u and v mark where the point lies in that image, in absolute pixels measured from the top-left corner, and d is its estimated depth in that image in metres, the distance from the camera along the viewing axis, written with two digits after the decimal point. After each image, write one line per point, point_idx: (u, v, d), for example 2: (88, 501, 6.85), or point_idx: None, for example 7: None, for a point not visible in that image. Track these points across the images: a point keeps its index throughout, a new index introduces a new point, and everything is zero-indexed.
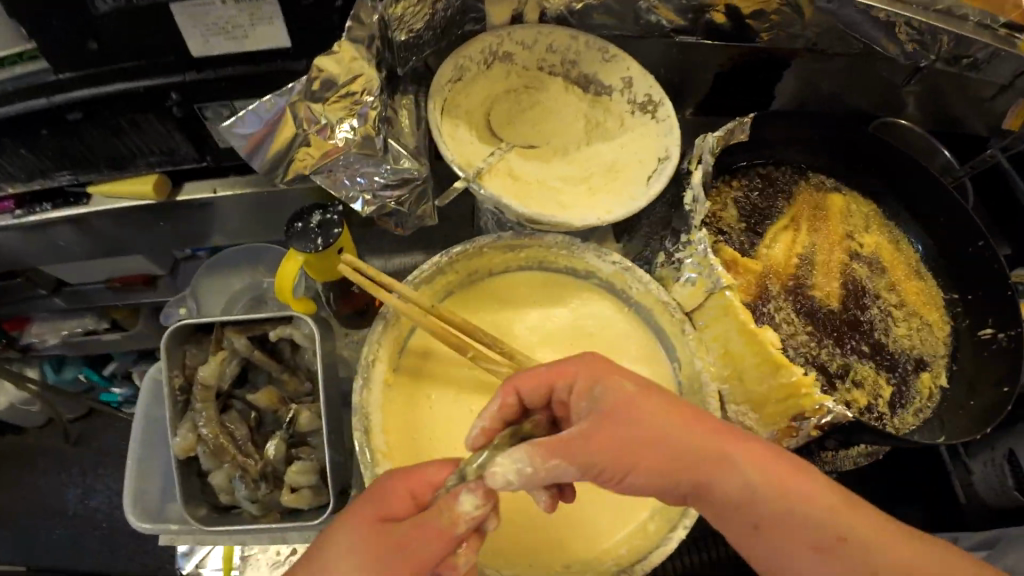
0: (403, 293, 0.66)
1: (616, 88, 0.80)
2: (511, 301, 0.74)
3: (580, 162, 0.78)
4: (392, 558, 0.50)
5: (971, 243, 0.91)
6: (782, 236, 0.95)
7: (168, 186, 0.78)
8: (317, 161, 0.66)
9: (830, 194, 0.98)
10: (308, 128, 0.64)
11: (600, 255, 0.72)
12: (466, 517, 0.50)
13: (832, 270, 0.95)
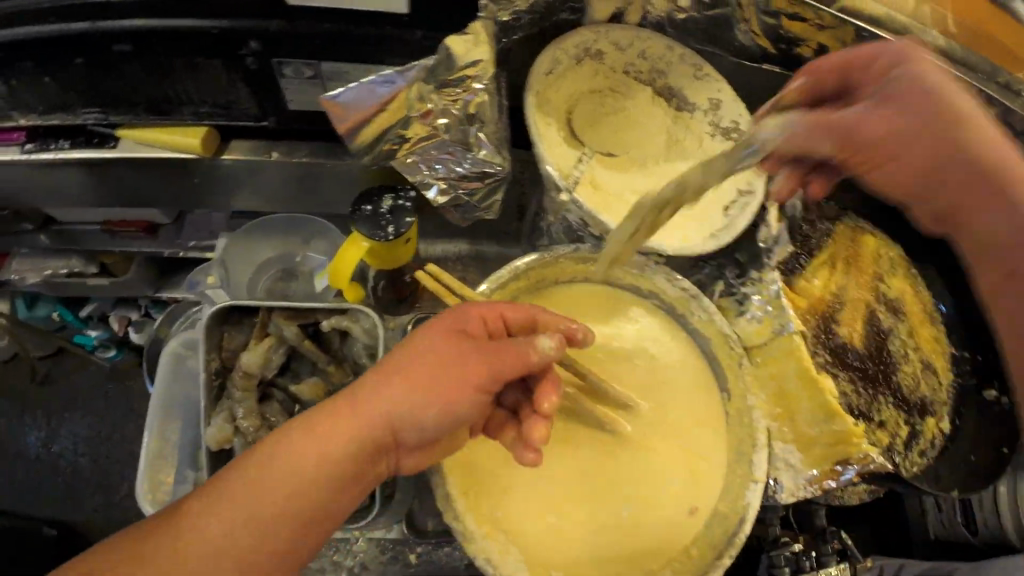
0: (480, 305, 0.63)
1: (701, 108, 0.77)
2: (573, 314, 0.70)
3: (657, 178, 0.75)
4: (462, 373, 0.54)
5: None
6: (815, 270, 0.84)
7: (216, 141, 0.71)
8: (410, 144, 0.61)
9: (860, 232, 0.88)
10: (415, 112, 0.58)
11: (669, 279, 0.70)
12: (543, 356, 0.56)
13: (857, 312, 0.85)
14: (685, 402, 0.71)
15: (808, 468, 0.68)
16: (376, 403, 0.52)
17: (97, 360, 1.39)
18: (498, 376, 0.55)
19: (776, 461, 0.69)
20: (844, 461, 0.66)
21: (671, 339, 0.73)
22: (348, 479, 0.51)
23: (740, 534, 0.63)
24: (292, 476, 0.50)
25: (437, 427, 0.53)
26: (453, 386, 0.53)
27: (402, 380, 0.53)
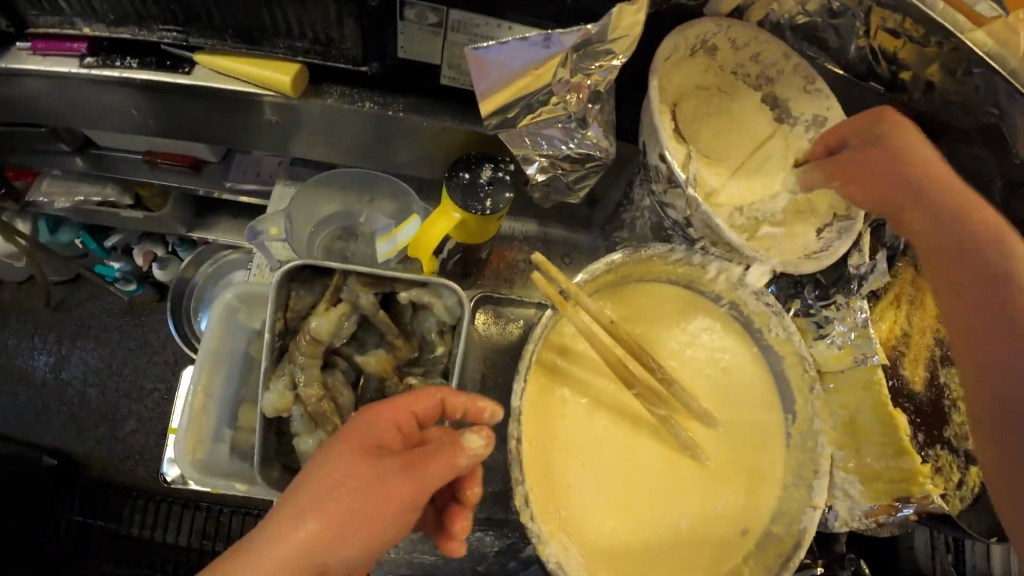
0: (587, 305, 0.60)
1: (803, 122, 0.72)
2: (652, 316, 0.68)
3: (756, 187, 0.72)
4: (391, 499, 0.45)
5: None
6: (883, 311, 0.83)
7: (304, 84, 0.66)
8: (529, 114, 0.57)
9: None
10: (559, 80, 0.54)
11: (756, 294, 0.66)
12: (473, 455, 0.49)
13: (919, 352, 0.84)
14: (750, 419, 0.69)
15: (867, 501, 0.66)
16: (288, 550, 0.42)
17: (116, 292, 1.33)
18: (423, 492, 0.47)
19: (834, 489, 0.67)
20: (904, 499, 0.64)
21: (745, 353, 0.71)
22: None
23: (796, 559, 0.62)
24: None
25: (356, 558, 0.45)
26: (375, 514, 0.45)
27: (327, 510, 0.44)
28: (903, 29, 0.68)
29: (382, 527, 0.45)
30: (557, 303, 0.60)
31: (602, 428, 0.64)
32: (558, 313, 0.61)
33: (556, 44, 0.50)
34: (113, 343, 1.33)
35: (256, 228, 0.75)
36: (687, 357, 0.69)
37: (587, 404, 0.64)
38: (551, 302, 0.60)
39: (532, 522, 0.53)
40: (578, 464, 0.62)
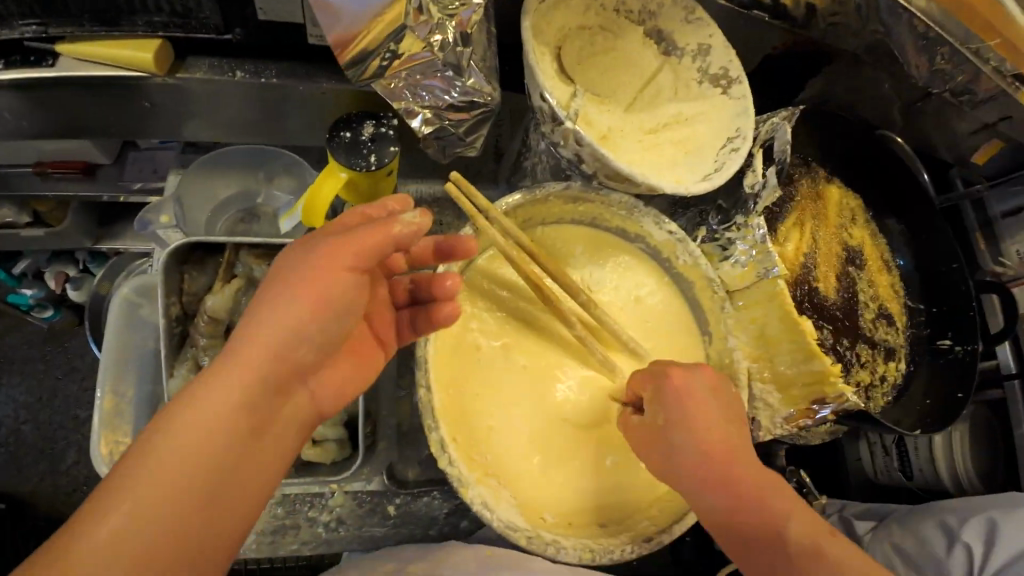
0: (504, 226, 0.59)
1: (689, 52, 0.74)
2: (560, 252, 0.69)
3: (649, 122, 0.73)
4: (331, 272, 0.45)
5: (946, 262, 0.98)
6: (795, 235, 0.93)
7: (168, 58, 0.63)
8: (396, 61, 0.56)
9: (829, 185, 0.98)
10: (409, 22, 0.52)
11: (657, 223, 0.68)
12: (413, 230, 0.46)
13: (831, 264, 0.96)
14: (671, 348, 0.71)
15: (785, 407, 0.69)
16: (248, 346, 0.43)
17: (31, 320, 1.25)
18: (362, 262, 0.46)
19: (755, 401, 0.70)
20: (820, 400, 0.67)
21: (657, 283, 0.73)
22: (263, 417, 0.44)
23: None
24: (191, 448, 0.40)
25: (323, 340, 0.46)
26: (318, 291, 0.44)
27: (278, 298, 0.44)
28: None
29: (329, 299, 0.45)
30: (472, 218, 0.57)
31: (529, 368, 0.63)
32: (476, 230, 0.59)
33: None
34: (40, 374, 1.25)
35: (149, 223, 0.74)
36: (601, 292, 0.70)
37: (505, 349, 0.63)
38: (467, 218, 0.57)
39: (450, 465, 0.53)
40: (506, 408, 0.61)
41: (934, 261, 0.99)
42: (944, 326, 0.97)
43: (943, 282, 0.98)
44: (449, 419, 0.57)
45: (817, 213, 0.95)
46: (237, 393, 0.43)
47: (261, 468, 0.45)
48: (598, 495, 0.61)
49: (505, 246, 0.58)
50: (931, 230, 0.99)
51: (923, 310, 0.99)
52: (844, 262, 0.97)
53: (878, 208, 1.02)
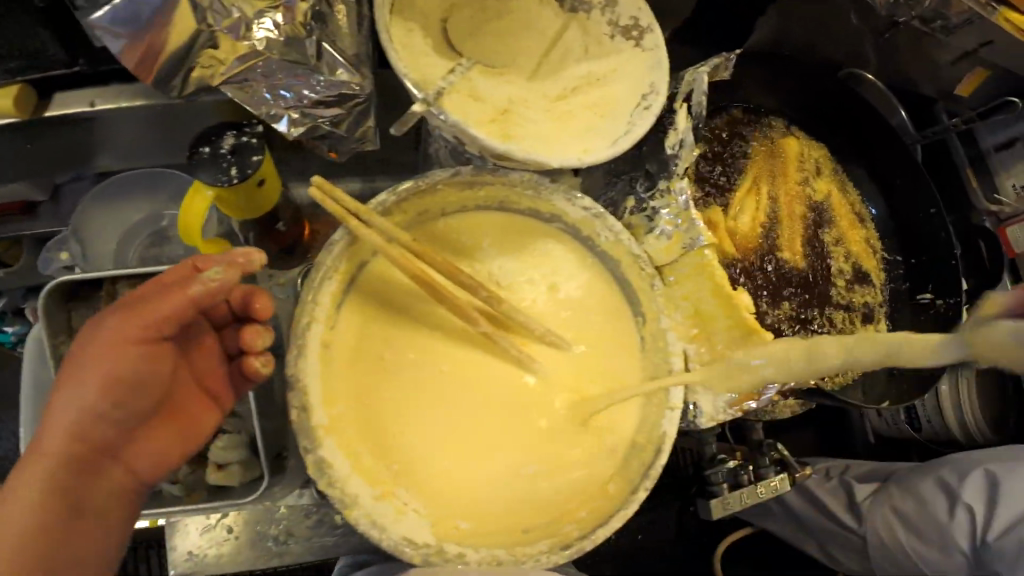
0: (381, 227, 0.54)
1: (596, 6, 0.67)
2: (469, 245, 0.64)
3: (557, 87, 0.67)
4: (116, 345, 0.48)
5: (924, 207, 0.90)
6: (748, 205, 0.84)
7: (34, 99, 0.60)
8: (229, 68, 0.52)
9: (785, 138, 0.89)
10: (215, 25, 0.49)
11: (570, 199, 0.63)
12: (207, 290, 0.48)
13: (795, 226, 0.87)
14: (603, 337, 0.66)
15: (728, 390, 0.63)
16: (47, 432, 0.47)
17: None
18: (145, 332, 0.48)
19: (694, 386, 0.63)
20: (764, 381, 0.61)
21: (580, 264, 0.67)
22: (80, 490, 0.49)
23: (655, 465, 0.59)
24: (16, 522, 0.46)
25: (127, 406, 0.49)
26: (112, 363, 0.48)
27: (71, 374, 0.48)
28: None
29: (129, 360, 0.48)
30: (344, 220, 0.53)
31: (444, 372, 0.59)
32: (353, 235, 0.54)
33: None
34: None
35: (47, 260, 0.72)
36: (517, 284, 0.65)
37: (410, 355, 0.59)
38: (342, 221, 0.53)
39: (333, 489, 0.49)
40: (412, 427, 0.57)
41: (912, 207, 0.91)
42: (924, 279, 0.90)
43: (921, 229, 0.90)
44: (341, 437, 0.53)
45: (772, 171, 0.86)
46: (48, 472, 0.47)
47: (90, 531, 0.50)
48: (521, 510, 0.57)
49: (386, 248, 0.54)
50: (908, 172, 0.90)
51: (902, 264, 0.91)
52: (809, 220, 0.88)
53: (847, 157, 0.92)
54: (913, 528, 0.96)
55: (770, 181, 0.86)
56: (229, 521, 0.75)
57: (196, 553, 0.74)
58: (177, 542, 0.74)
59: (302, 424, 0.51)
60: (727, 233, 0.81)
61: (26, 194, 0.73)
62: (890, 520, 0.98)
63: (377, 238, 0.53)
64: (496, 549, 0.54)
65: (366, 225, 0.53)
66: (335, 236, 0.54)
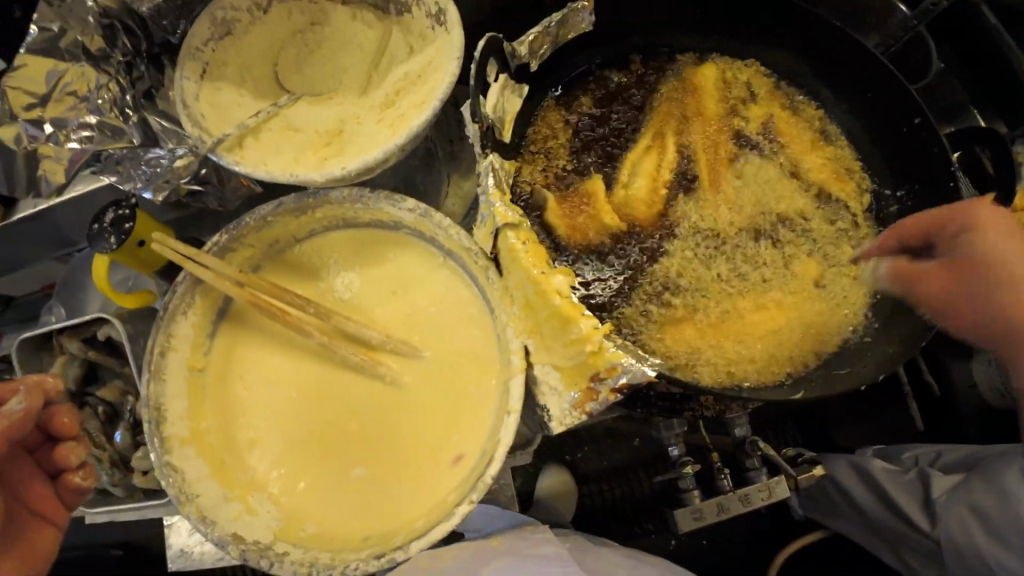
0: (211, 265, 0.62)
1: (410, 2, 0.67)
2: (320, 267, 0.68)
3: (382, 91, 0.68)
4: None
5: (906, 120, 0.68)
6: (646, 165, 0.72)
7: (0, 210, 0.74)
8: (66, 168, 0.62)
9: (700, 72, 0.76)
10: (30, 143, 0.61)
11: (393, 203, 0.64)
12: (14, 424, 0.57)
13: (723, 171, 0.73)
14: (456, 334, 0.64)
15: (567, 391, 0.56)
16: None
17: None
18: None
19: (540, 387, 0.58)
20: (597, 376, 0.54)
21: (431, 266, 0.67)
22: None
23: (483, 477, 0.55)
24: None
25: None
26: None
27: None
28: None
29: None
30: (183, 264, 0.62)
31: (292, 396, 0.64)
32: (194, 275, 0.63)
33: None
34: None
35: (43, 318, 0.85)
36: (366, 296, 0.67)
37: (268, 374, 0.66)
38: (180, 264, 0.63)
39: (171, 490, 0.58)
40: (270, 440, 0.63)
41: (892, 121, 0.70)
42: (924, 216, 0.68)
43: (909, 150, 0.69)
44: (201, 447, 0.62)
45: (679, 113, 0.75)
46: None
47: None
48: (361, 511, 0.60)
49: (216, 282, 0.62)
50: (870, 79, 0.70)
51: (895, 200, 0.71)
52: (740, 161, 0.73)
53: (800, 77, 0.75)
54: (991, 523, 0.78)
55: (679, 126, 0.74)
56: None
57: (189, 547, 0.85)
58: (173, 540, 0.86)
59: (154, 436, 0.60)
60: (613, 202, 0.71)
61: None
62: (966, 520, 0.81)
63: (208, 272, 0.62)
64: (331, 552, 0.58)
65: (196, 262, 0.62)
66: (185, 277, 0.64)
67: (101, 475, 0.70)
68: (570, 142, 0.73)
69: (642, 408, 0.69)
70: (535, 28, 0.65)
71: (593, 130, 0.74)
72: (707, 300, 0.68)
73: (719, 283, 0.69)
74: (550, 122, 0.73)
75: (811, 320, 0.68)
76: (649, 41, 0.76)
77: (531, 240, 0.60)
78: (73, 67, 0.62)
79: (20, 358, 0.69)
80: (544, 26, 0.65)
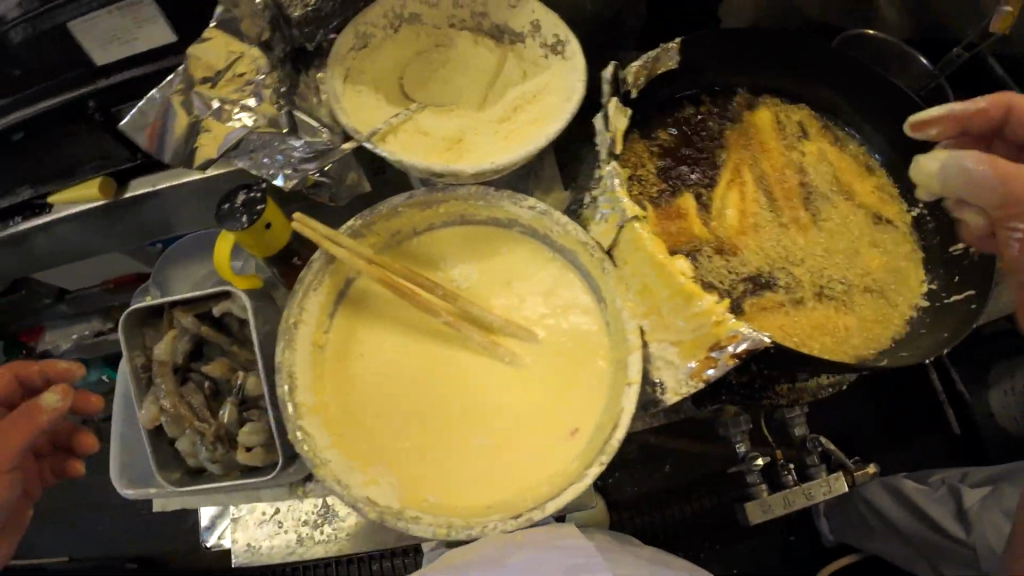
0: (348, 245, 0.67)
1: (526, 33, 0.77)
2: (436, 257, 0.74)
3: (497, 108, 0.77)
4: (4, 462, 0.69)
5: (941, 149, 0.79)
6: (732, 197, 0.81)
7: (115, 187, 0.76)
8: (221, 145, 0.68)
9: (757, 112, 0.87)
10: (201, 115, 0.67)
11: (515, 201, 0.72)
12: (53, 410, 0.70)
13: (792, 193, 0.83)
14: (568, 319, 0.70)
15: (685, 361, 0.64)
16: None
17: None
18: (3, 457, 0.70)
19: (656, 362, 0.66)
20: (717, 345, 0.61)
21: (540, 260, 0.74)
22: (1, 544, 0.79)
23: (611, 441, 0.61)
24: None
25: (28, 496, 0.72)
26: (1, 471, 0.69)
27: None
28: None
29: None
30: (321, 243, 0.67)
31: (414, 373, 0.68)
32: (328, 255, 0.68)
33: (161, 96, 0.64)
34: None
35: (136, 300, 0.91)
36: (480, 285, 0.73)
37: (387, 351, 0.70)
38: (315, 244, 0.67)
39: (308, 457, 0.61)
40: (392, 414, 0.67)
41: (927, 153, 0.81)
42: (955, 227, 0.78)
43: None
44: (325, 419, 0.65)
45: (745, 144, 0.85)
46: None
47: None
48: (484, 479, 0.63)
49: (352, 261, 0.66)
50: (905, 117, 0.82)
51: (930, 215, 0.81)
52: (803, 185, 0.84)
53: (845, 116, 0.87)
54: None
55: (747, 155, 0.85)
56: (281, 517, 0.88)
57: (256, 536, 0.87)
58: (238, 534, 0.87)
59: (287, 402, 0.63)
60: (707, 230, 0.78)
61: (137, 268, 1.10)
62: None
63: (342, 251, 0.67)
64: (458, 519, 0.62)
65: (332, 244, 0.67)
66: (315, 257, 0.68)
67: (202, 452, 0.70)
68: (657, 160, 0.83)
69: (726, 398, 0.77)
70: (638, 59, 0.77)
71: (678, 155, 0.83)
72: (790, 301, 0.76)
73: (796, 288, 0.76)
74: (636, 152, 0.82)
75: (875, 323, 0.75)
76: (719, 81, 0.87)
77: (650, 231, 0.67)
78: (244, 53, 0.67)
79: (126, 332, 0.70)
80: (647, 58, 0.77)
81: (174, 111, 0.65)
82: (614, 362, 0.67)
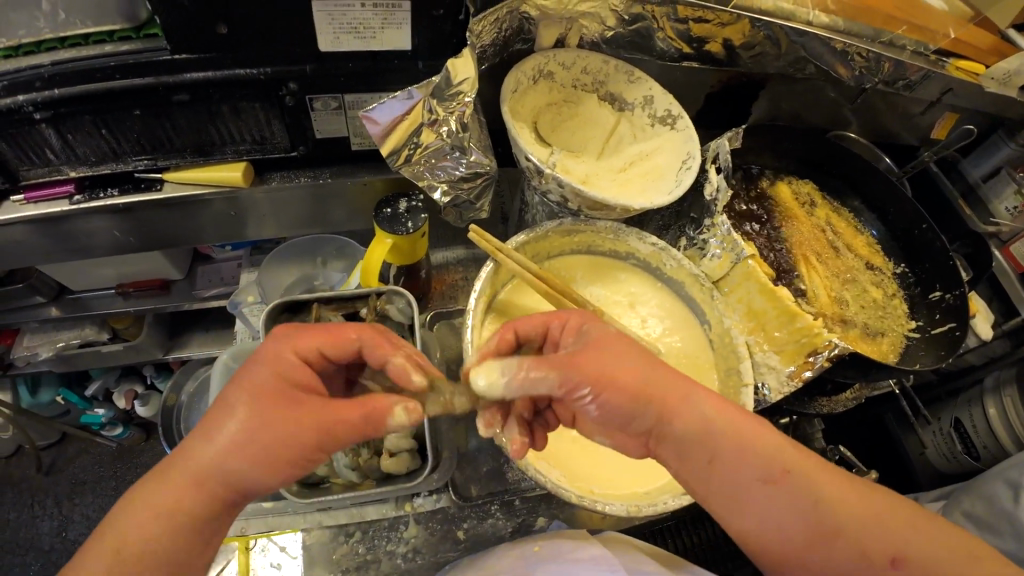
0: (516, 258, 0.75)
1: (638, 104, 0.92)
2: (570, 278, 0.84)
3: (615, 159, 0.90)
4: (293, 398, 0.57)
5: (917, 225, 1.07)
6: (793, 254, 1.04)
7: (253, 175, 0.81)
8: (415, 152, 0.74)
9: (777, 184, 1.11)
10: (427, 120, 0.71)
11: (640, 238, 0.82)
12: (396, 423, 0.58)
13: (822, 251, 1.07)
14: (681, 335, 0.83)
15: (786, 365, 0.81)
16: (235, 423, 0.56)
17: (102, 441, 1.54)
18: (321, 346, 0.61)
19: (760, 368, 0.83)
20: (813, 352, 0.79)
21: (653, 288, 0.86)
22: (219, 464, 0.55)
23: None
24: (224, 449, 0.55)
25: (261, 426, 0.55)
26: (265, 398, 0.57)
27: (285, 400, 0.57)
28: (686, 14, 0.89)
29: (252, 453, 0.54)
30: (492, 254, 0.75)
31: None
32: (497, 264, 0.76)
33: (415, 96, 0.68)
34: (60, 498, 1.50)
35: (236, 300, 0.92)
36: (608, 302, 0.84)
37: None
38: (488, 255, 0.75)
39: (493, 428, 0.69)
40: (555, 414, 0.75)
41: (905, 226, 1.09)
42: (931, 280, 1.05)
43: (919, 242, 1.07)
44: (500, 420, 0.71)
45: (783, 208, 1.08)
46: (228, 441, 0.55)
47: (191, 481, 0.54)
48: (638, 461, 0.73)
49: (521, 272, 0.74)
50: (889, 202, 1.09)
51: (911, 273, 1.08)
52: (827, 242, 1.08)
53: (841, 195, 1.14)
54: (984, 524, 1.00)
55: (785, 217, 1.08)
56: (358, 544, 0.82)
57: (282, 569, 0.79)
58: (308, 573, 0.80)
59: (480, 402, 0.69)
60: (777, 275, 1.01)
61: (169, 272, 1.09)
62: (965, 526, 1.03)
63: (511, 261, 0.74)
64: (619, 498, 0.69)
65: (503, 254, 0.74)
66: (484, 266, 0.76)
67: (345, 458, 0.71)
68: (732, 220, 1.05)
69: (793, 392, 0.99)
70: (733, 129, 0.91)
71: (747, 215, 1.06)
72: (833, 327, 0.99)
73: (836, 320, 1.00)
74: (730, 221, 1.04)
75: (885, 349, 0.98)
76: (760, 163, 1.12)
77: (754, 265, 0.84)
78: (468, 77, 0.68)
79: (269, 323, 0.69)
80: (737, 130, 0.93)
81: (410, 112, 0.69)
82: (722, 372, 0.80)
